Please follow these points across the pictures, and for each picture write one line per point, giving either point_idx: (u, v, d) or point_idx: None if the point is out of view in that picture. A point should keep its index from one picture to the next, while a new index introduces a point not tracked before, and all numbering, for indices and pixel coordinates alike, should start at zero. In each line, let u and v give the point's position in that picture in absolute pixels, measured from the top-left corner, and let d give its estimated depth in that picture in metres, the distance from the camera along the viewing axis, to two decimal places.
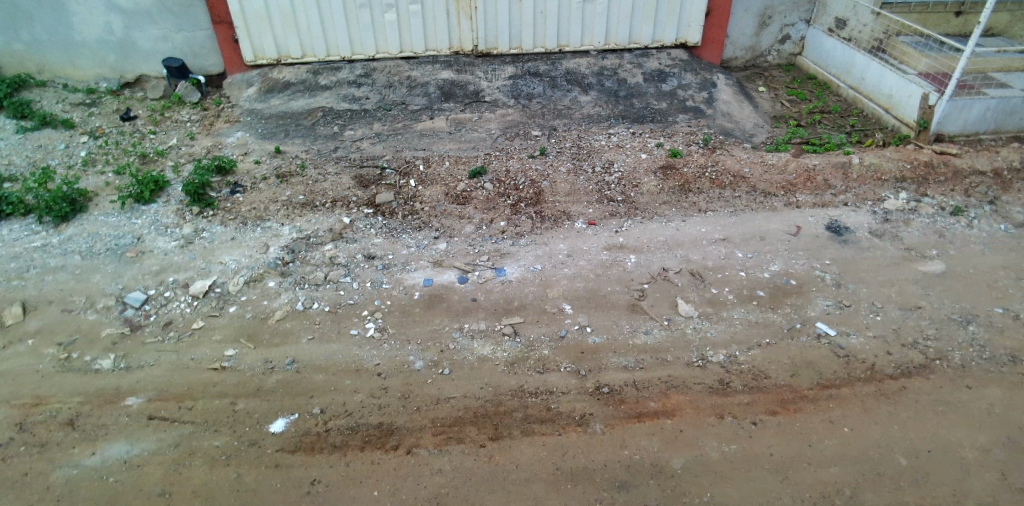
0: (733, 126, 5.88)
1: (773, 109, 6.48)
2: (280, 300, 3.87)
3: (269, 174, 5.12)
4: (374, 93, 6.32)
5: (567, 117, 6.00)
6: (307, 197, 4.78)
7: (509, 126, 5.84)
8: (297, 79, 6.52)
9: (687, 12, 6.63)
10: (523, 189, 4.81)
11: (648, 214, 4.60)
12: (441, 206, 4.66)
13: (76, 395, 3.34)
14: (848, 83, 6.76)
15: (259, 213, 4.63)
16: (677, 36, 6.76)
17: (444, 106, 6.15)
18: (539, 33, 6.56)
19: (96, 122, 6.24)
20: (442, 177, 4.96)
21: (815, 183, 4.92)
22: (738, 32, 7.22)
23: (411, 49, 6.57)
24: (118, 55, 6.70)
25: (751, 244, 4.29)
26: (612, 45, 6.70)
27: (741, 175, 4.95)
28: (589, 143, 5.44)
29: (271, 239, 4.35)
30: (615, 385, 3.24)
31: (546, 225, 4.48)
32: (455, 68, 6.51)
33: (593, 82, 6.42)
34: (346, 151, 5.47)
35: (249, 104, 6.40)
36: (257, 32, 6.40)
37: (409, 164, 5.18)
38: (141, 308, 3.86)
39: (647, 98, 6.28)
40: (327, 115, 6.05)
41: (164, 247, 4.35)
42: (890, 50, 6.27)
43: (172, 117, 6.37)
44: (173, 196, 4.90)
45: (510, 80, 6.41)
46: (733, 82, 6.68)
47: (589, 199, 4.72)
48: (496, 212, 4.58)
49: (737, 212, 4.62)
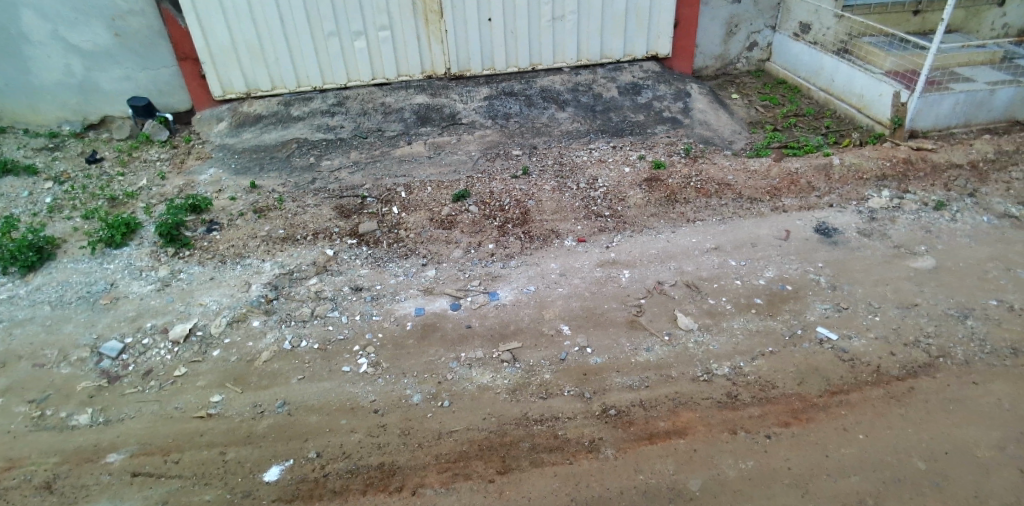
0: (712, 134, 5.90)
1: (749, 115, 6.53)
2: (266, 339, 3.70)
3: (246, 209, 4.97)
4: (349, 121, 6.22)
5: (546, 135, 5.96)
6: (288, 231, 4.64)
7: (489, 147, 5.77)
8: (268, 111, 6.39)
9: (656, 25, 6.69)
10: (510, 209, 4.73)
11: (638, 227, 4.55)
12: (427, 232, 4.55)
13: (52, 455, 3.12)
14: (819, 86, 6.85)
15: (238, 251, 4.47)
16: (648, 49, 6.80)
17: (421, 131, 6.08)
18: (511, 53, 6.54)
19: (61, 166, 6.03)
20: (426, 203, 4.86)
21: (799, 186, 4.93)
22: (707, 41, 7.30)
23: (383, 75, 6.49)
24: (80, 97, 6.52)
25: (743, 251, 4.26)
26: (585, 61, 6.71)
27: (726, 183, 4.94)
28: (572, 160, 5.40)
29: (252, 277, 4.19)
30: (622, 406, 3.14)
31: (535, 245, 4.40)
32: (429, 92, 6.45)
33: (569, 98, 6.41)
34: (324, 182, 5.34)
35: (221, 140, 6.25)
36: (224, 67, 6.26)
37: (391, 191, 5.07)
38: (119, 357, 3.66)
39: (624, 112, 6.28)
40: (302, 146, 5.93)
41: (139, 292, 4.16)
42: (855, 50, 6.43)
43: (140, 157, 6.18)
44: (146, 238, 4.71)
45: (486, 100, 6.37)
46: (707, 91, 6.73)
47: (577, 216, 4.66)
48: (484, 235, 4.49)
49: (726, 220, 4.60)
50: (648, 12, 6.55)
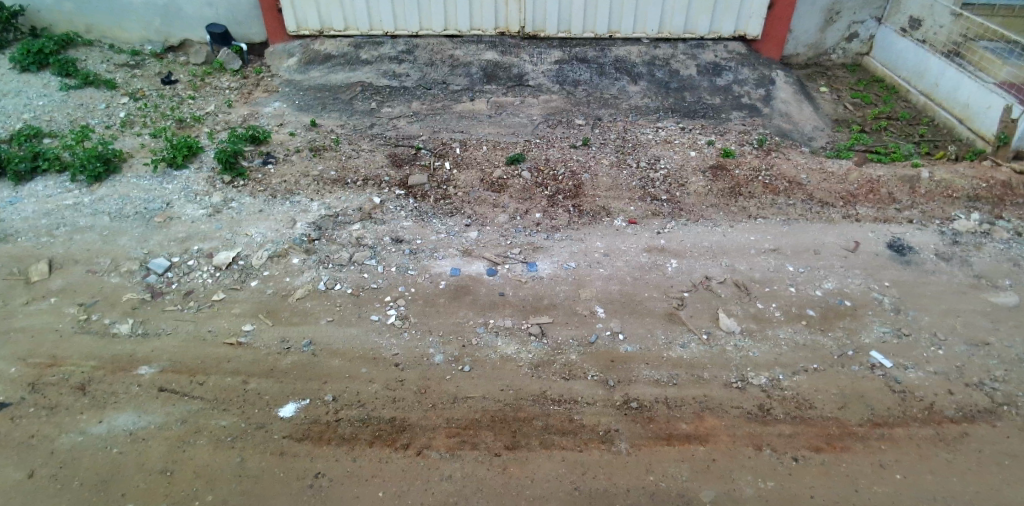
0: (791, 127, 5.50)
1: (835, 112, 6.05)
2: (302, 278, 3.77)
3: (302, 146, 5.01)
4: (415, 71, 6.14)
5: (613, 107, 5.68)
6: (339, 174, 4.65)
7: (553, 113, 5.54)
8: (338, 51, 6.39)
9: (748, 3, 6.23)
10: (562, 180, 4.57)
11: (694, 216, 4.32)
12: (475, 192, 4.46)
13: (90, 359, 3.29)
14: (919, 89, 6.29)
15: (290, 187, 4.52)
16: (736, 29, 6.37)
17: (485, 88, 5.93)
18: (589, 18, 6.27)
19: (139, 84, 6.25)
20: (479, 162, 4.75)
21: (878, 196, 4.54)
22: (802, 27, 6.79)
23: (455, 27, 6.35)
24: (164, 19, 6.74)
25: (803, 257, 3.98)
26: (665, 34, 6.36)
27: (798, 182, 4.60)
28: (635, 137, 5.14)
29: (298, 215, 4.24)
30: (644, 401, 3.01)
31: (583, 220, 4.25)
32: (499, 49, 6.28)
33: (643, 72, 6.09)
34: (382, 128, 5.29)
35: (290, 75, 6.30)
36: (301, 3, 6.28)
37: (446, 145, 4.99)
38: (164, 275, 3.85)
39: (700, 92, 5.93)
40: (366, 90, 5.89)
41: (191, 215, 4.29)
42: (968, 54, 5.78)
43: (211, 83, 6.32)
44: (205, 163, 4.83)
45: (556, 64, 6.14)
46: (793, 81, 6.28)
47: (631, 196, 4.46)
48: (532, 203, 4.37)
49: (790, 221, 4.31)
50: None
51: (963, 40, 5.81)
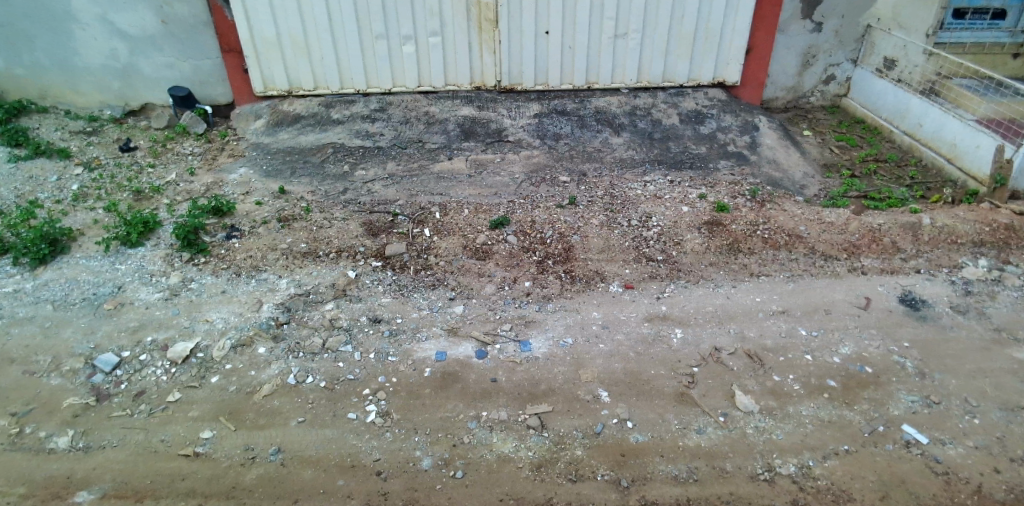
0: (782, 175, 5.33)
1: (822, 156, 5.93)
2: (270, 370, 3.38)
3: (270, 216, 4.66)
4: (389, 129, 5.89)
5: (597, 161, 5.44)
6: (310, 246, 4.30)
7: (535, 170, 5.27)
8: (308, 111, 6.13)
9: (725, 50, 6.19)
10: (551, 244, 4.29)
11: (693, 277, 4.05)
12: (458, 261, 4.14)
13: (19, 485, 2.86)
14: (903, 129, 6.21)
15: (255, 263, 4.15)
16: (715, 76, 6.30)
17: (463, 145, 5.68)
18: (566, 69, 6.14)
19: (94, 152, 5.88)
20: (460, 227, 4.45)
21: (881, 245, 4.34)
22: (779, 71, 6.74)
23: (430, 83, 6.17)
24: (124, 82, 6.44)
25: (814, 319, 3.71)
26: (644, 83, 6.25)
27: (798, 235, 4.38)
28: (623, 192, 4.90)
29: (265, 295, 3.87)
30: (664, 503, 2.67)
31: (577, 288, 3.96)
32: (476, 104, 6.08)
33: (625, 122, 5.92)
34: (356, 193, 4.97)
35: (256, 137, 5.98)
36: (268, 63, 6.05)
37: (425, 210, 4.68)
38: (112, 373, 3.41)
39: (685, 142, 5.76)
40: (338, 152, 5.59)
41: (145, 300, 3.89)
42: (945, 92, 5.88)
43: (173, 149, 5.96)
44: (163, 239, 4.43)
45: (535, 118, 5.94)
46: (777, 126, 6.18)
47: (625, 258, 4.18)
48: (520, 271, 4.06)
49: (795, 278, 4.06)
50: (718, 36, 6.06)
51: (938, 77, 5.92)
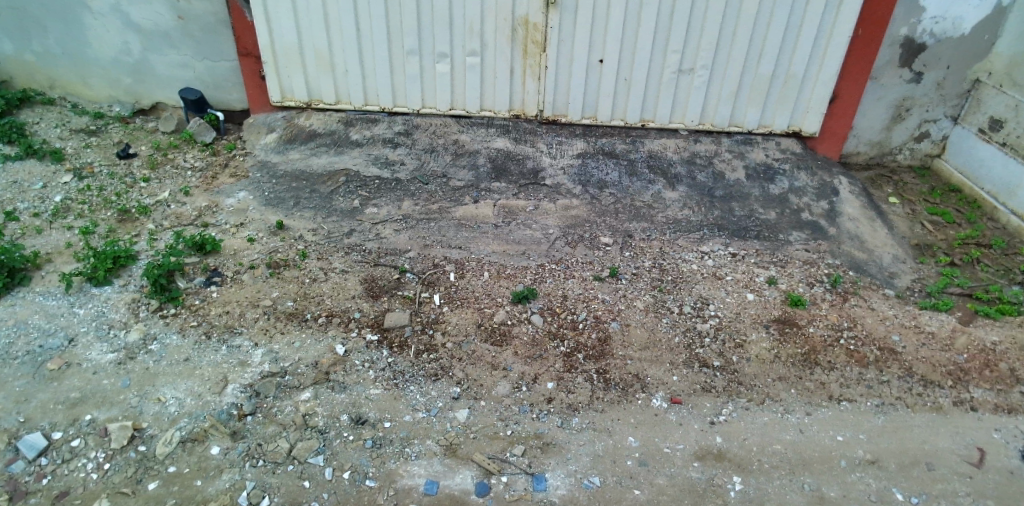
0: (866, 257, 4.46)
1: (911, 232, 5.04)
2: (219, 482, 2.73)
3: (259, 259, 4.03)
4: (412, 158, 5.18)
5: (646, 219, 4.64)
6: (297, 305, 3.66)
7: (572, 225, 4.50)
8: (325, 129, 5.48)
9: (806, 95, 5.30)
10: (583, 331, 3.52)
11: (758, 395, 3.26)
12: (469, 344, 3.42)
13: None
14: (1010, 206, 5.26)
15: (231, 322, 3.54)
16: (790, 123, 5.43)
17: (493, 186, 4.92)
18: (619, 103, 5.37)
19: (90, 156, 5.33)
20: (476, 296, 3.73)
21: (997, 373, 3.46)
22: (865, 122, 5.83)
23: (463, 106, 5.47)
24: (134, 78, 5.91)
25: (913, 477, 2.93)
26: (707, 125, 5.44)
27: (890, 349, 3.53)
28: (675, 266, 4.12)
29: (232, 371, 3.22)
30: None
31: (611, 397, 3.20)
32: (512, 136, 5.35)
33: (681, 173, 5.10)
34: (362, 236, 4.30)
35: (265, 155, 5.35)
36: (287, 71, 5.44)
37: (438, 268, 3.98)
38: (35, 461, 2.79)
39: (751, 203, 4.90)
40: (351, 181, 4.92)
41: (95, 361, 3.28)
42: None
43: (173, 160, 5.38)
44: (134, 279, 3.84)
45: (578, 159, 5.15)
46: (859, 190, 5.29)
47: (673, 360, 3.40)
48: (543, 365, 3.32)
49: (886, 409, 3.26)
50: (799, 79, 5.19)
51: None
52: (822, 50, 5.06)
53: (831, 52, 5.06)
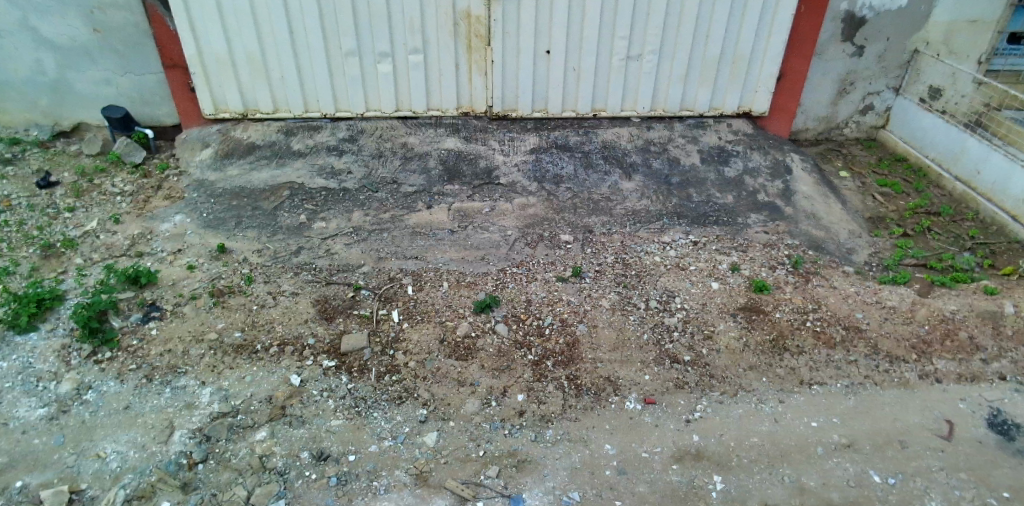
0: (824, 234, 4.49)
1: (863, 205, 5.12)
2: None
3: (201, 288, 3.78)
4: (359, 165, 4.94)
5: (605, 212, 4.55)
6: (246, 335, 3.43)
7: (530, 224, 4.37)
8: (264, 140, 5.19)
9: (755, 74, 5.29)
10: (551, 337, 3.41)
11: (730, 387, 3.21)
12: (433, 361, 3.26)
13: None
14: (955, 173, 5.38)
15: (175, 361, 3.30)
16: (740, 104, 5.42)
17: (446, 189, 4.73)
18: (570, 94, 5.24)
19: (5, 188, 4.90)
20: (436, 309, 3.57)
21: (957, 343, 3.50)
22: (812, 98, 5.87)
23: (409, 107, 5.26)
24: (51, 99, 5.48)
25: (888, 457, 2.93)
26: (659, 111, 5.37)
27: (856, 327, 3.55)
28: (638, 259, 4.05)
29: (179, 416, 3.01)
30: None
31: (584, 404, 3.10)
32: (462, 135, 5.16)
33: (637, 162, 5.02)
34: (312, 254, 4.08)
35: (201, 173, 5.03)
36: (218, 82, 5.11)
37: (394, 282, 3.79)
38: None
39: (708, 188, 4.87)
40: (295, 195, 4.66)
41: (23, 420, 3.01)
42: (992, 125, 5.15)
43: (100, 186, 5.01)
44: (63, 322, 3.54)
45: (532, 154, 5.01)
46: (811, 166, 5.32)
47: (644, 359, 3.32)
48: (512, 377, 3.19)
49: (855, 389, 3.26)
50: (747, 59, 5.17)
51: (987, 109, 5.22)
52: (767, 29, 5.05)
53: (776, 30, 5.05)
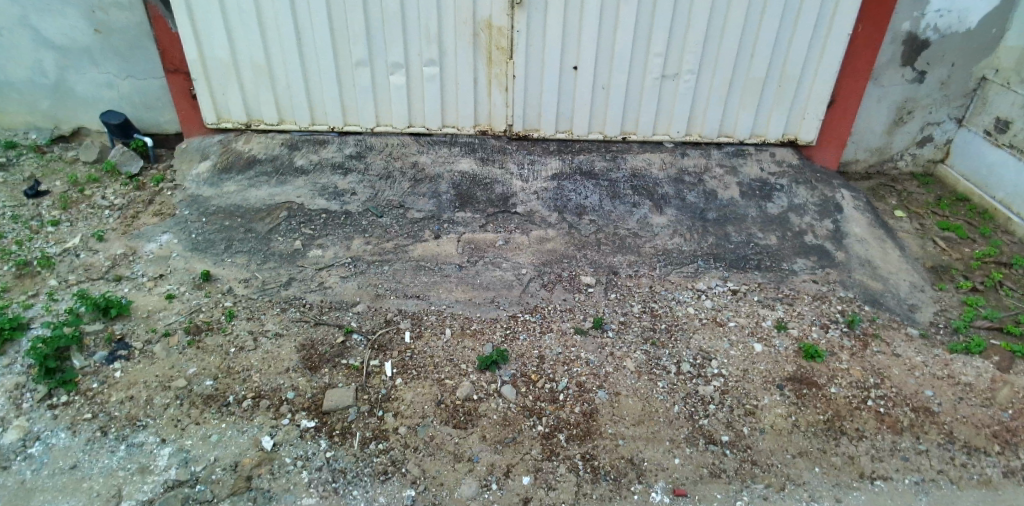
0: (881, 287, 3.96)
1: (924, 251, 4.55)
2: None
3: (176, 323, 3.38)
4: (364, 186, 4.53)
5: (633, 251, 4.06)
6: (219, 385, 3.02)
7: (548, 262, 3.90)
8: (266, 154, 4.81)
9: (803, 100, 4.77)
10: (564, 405, 2.94)
11: (776, 479, 2.71)
12: (427, 428, 2.82)
13: None
14: None
15: (136, 412, 2.90)
16: (785, 131, 4.90)
17: (457, 216, 4.29)
18: (598, 114, 4.78)
19: None
20: (435, 363, 3.12)
21: None
22: (865, 127, 5.32)
23: (423, 123, 4.85)
24: (50, 100, 5.18)
25: None
26: (695, 136, 4.87)
27: (925, 410, 3.04)
28: (669, 310, 3.55)
29: (129, 482, 2.60)
30: None
31: (601, 493, 2.62)
32: (479, 156, 4.72)
33: (670, 193, 4.52)
34: (303, 287, 3.67)
35: (196, 187, 4.66)
36: (220, 88, 4.75)
37: (391, 327, 3.36)
38: None
39: (749, 226, 4.35)
40: (293, 217, 4.27)
41: None
42: None
43: (90, 197, 4.67)
44: (20, 357, 3.17)
45: (553, 181, 4.54)
46: (865, 205, 4.77)
47: (674, 437, 2.83)
48: (518, 453, 2.73)
49: (927, 488, 2.74)
50: (795, 82, 4.66)
51: None
52: (820, 48, 4.53)
53: (829, 50, 4.53)
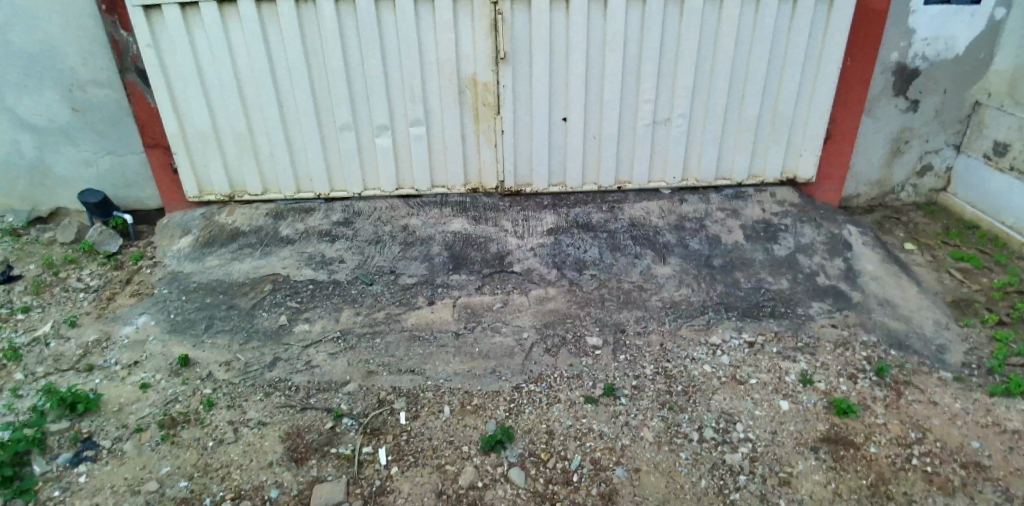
0: (905, 328, 3.73)
1: (942, 285, 4.34)
2: None
3: (150, 416, 3.10)
4: (352, 253, 4.33)
5: (639, 305, 3.84)
6: (197, 486, 2.73)
7: (550, 323, 3.67)
8: (250, 225, 4.61)
9: (799, 137, 4.65)
10: (579, 487, 2.66)
11: None
12: None
13: None
14: None
15: None
16: (784, 170, 4.76)
17: (451, 279, 4.08)
18: (591, 164, 4.64)
19: None
20: (435, 447, 2.86)
21: None
22: (864, 160, 5.20)
23: (411, 185, 4.69)
24: (27, 181, 5.01)
25: None
26: (692, 181, 4.72)
27: (976, 465, 2.77)
28: (683, 368, 3.30)
29: None
30: None
31: None
32: (471, 215, 4.55)
33: (672, 241, 4.34)
34: (289, 367, 3.41)
35: (177, 264, 4.45)
36: (201, 159, 4.60)
37: (385, 406, 3.10)
38: None
39: (758, 271, 4.15)
40: (278, 290, 4.05)
41: None
42: None
43: (65, 279, 4.44)
44: None
45: (549, 236, 4.35)
46: (875, 240, 4.58)
47: None
48: None
49: None
50: (790, 119, 4.55)
51: None
52: (812, 85, 4.45)
53: (821, 86, 4.44)
